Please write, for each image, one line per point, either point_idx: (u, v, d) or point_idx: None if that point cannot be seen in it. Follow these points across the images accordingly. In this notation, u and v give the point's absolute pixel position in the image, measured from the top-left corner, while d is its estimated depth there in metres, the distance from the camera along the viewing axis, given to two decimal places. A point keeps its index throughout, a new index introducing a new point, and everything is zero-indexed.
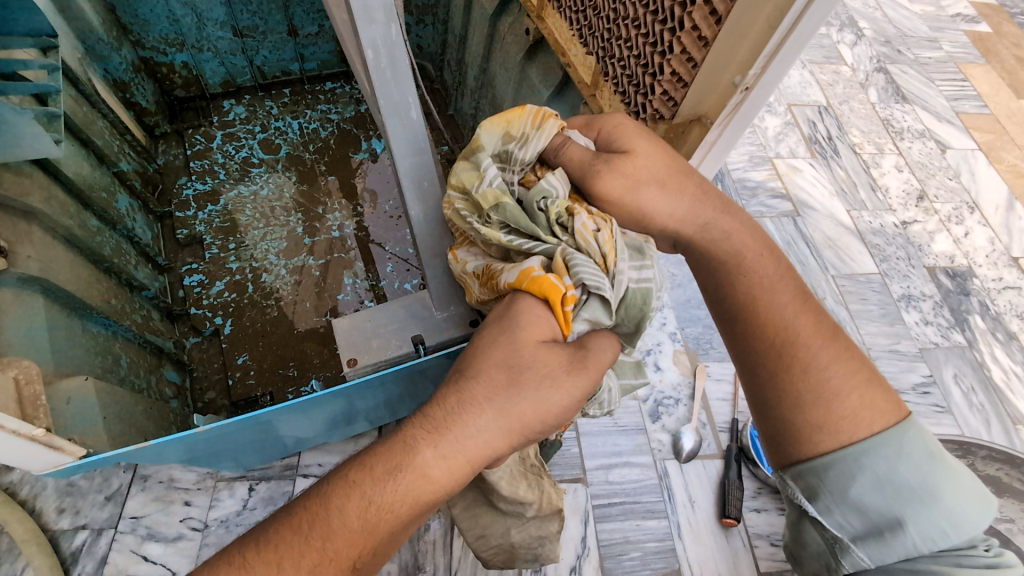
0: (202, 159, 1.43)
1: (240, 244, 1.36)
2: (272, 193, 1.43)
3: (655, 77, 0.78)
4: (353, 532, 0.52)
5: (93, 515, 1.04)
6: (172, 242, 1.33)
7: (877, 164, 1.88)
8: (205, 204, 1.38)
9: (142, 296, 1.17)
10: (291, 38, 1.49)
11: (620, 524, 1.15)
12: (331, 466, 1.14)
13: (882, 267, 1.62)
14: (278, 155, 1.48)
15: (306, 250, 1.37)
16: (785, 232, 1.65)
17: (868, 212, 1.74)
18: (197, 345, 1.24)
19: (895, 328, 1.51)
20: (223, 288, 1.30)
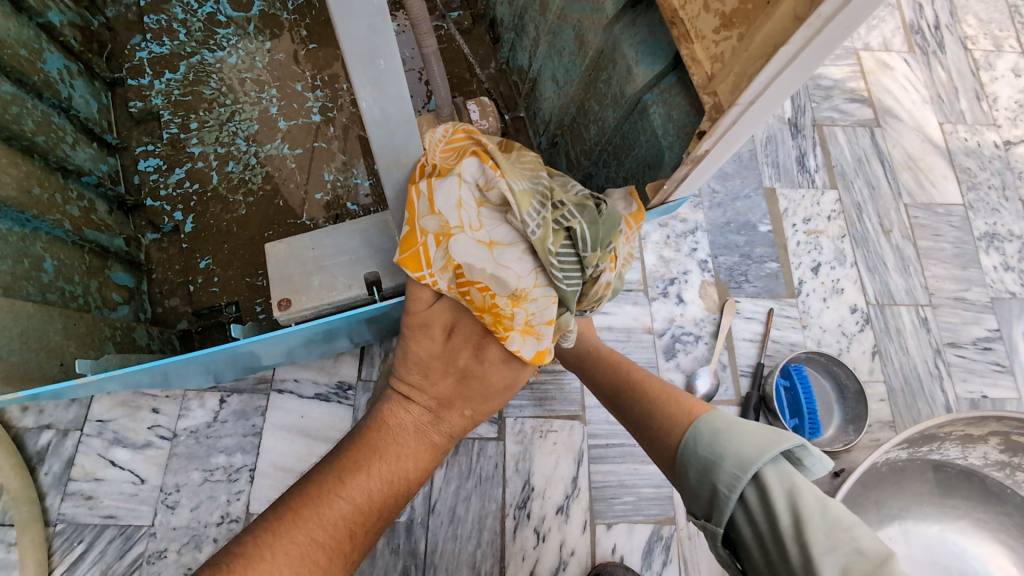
0: (159, 13, 1.19)
1: (202, 124, 1.16)
2: (242, 62, 1.19)
3: None
4: (363, 517, 0.70)
5: (57, 415, 0.98)
6: (126, 116, 1.15)
7: (990, 64, 1.51)
8: (160, 71, 1.17)
9: (83, 182, 1.02)
10: None
11: (615, 466, 1.06)
12: (308, 383, 1.05)
13: (967, 197, 1.36)
14: (250, 12, 1.21)
15: (280, 136, 1.17)
16: (857, 146, 1.37)
17: (965, 127, 1.43)
18: (155, 243, 1.11)
19: (968, 272, 1.29)
20: (183, 177, 1.13)
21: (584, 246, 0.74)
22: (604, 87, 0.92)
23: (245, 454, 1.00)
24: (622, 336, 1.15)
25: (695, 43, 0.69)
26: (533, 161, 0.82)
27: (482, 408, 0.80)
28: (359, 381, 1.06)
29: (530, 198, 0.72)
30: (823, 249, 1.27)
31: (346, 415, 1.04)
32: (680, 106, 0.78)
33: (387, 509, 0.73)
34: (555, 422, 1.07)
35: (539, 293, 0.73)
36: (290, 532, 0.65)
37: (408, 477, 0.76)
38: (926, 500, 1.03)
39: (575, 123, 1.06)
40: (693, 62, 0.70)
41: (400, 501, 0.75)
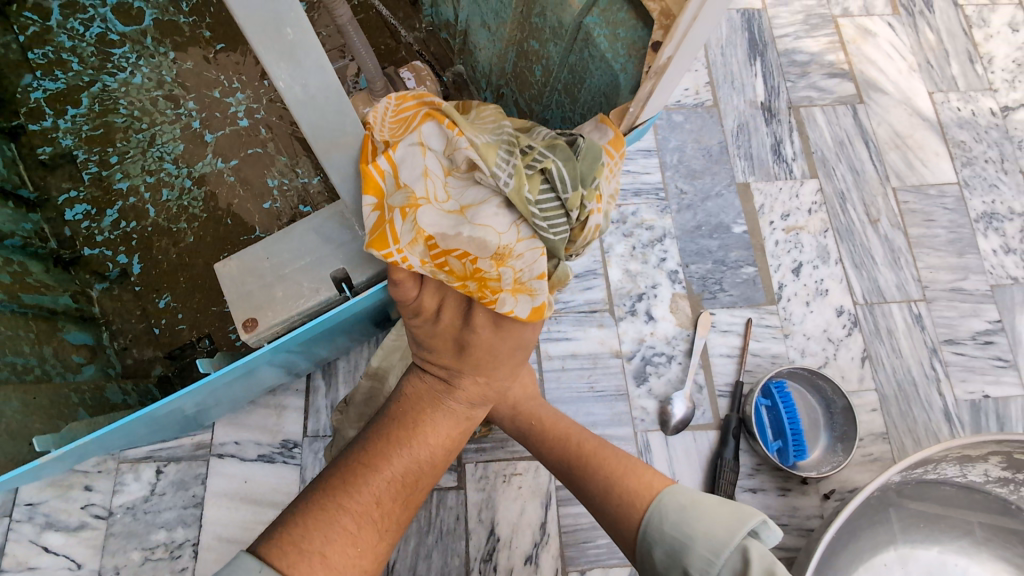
0: (44, 46, 1.06)
1: (125, 157, 1.06)
2: (148, 79, 1.08)
3: None
4: (392, 489, 0.68)
5: None
6: (36, 163, 1.03)
7: (983, 20, 1.37)
8: (63, 109, 1.06)
9: (7, 246, 0.92)
10: None
11: (586, 507, 0.99)
12: (251, 444, 0.98)
13: (962, 175, 1.24)
14: (143, 25, 1.08)
15: (210, 148, 1.07)
16: (838, 128, 1.25)
17: (958, 94, 1.30)
18: (107, 293, 1.03)
19: (965, 259, 1.18)
20: (118, 216, 1.04)
21: (559, 187, 0.62)
22: (539, 22, 0.77)
23: (187, 527, 0.93)
24: (587, 363, 1.07)
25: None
26: (494, 112, 0.70)
27: (496, 374, 0.73)
28: (305, 438, 0.99)
29: (489, 146, 0.63)
30: (804, 247, 1.16)
31: (294, 475, 0.97)
32: (628, 22, 0.64)
33: (417, 478, 0.70)
34: (519, 464, 1.00)
35: (525, 247, 0.63)
36: (326, 513, 0.64)
37: (430, 447, 0.72)
38: (922, 522, 0.95)
39: (518, 70, 0.88)
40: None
41: (433, 470, 0.72)
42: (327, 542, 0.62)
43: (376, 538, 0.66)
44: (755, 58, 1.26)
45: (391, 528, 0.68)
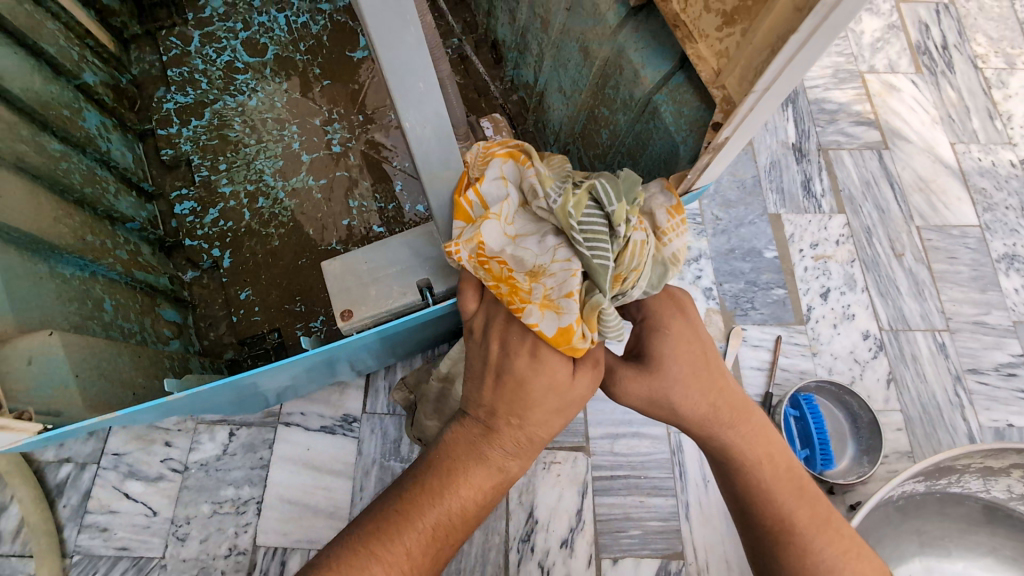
0: (181, 66, 1.22)
1: (231, 167, 1.17)
2: (262, 104, 1.21)
3: None
4: (421, 542, 0.60)
5: (77, 449, 1.03)
6: (157, 163, 1.17)
7: (1002, 82, 1.48)
8: (186, 120, 1.19)
9: (128, 229, 1.01)
10: None
11: (620, 498, 1.05)
12: (315, 416, 1.07)
13: (983, 218, 1.32)
14: (265, 58, 1.24)
15: (305, 168, 1.18)
16: (865, 170, 1.35)
17: (979, 146, 1.40)
18: (196, 280, 1.11)
19: (987, 295, 1.25)
20: (219, 216, 1.14)
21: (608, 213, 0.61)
22: (612, 93, 0.85)
23: (253, 486, 1.02)
24: None
25: (698, 41, 0.64)
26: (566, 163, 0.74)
27: (536, 418, 0.63)
28: (364, 415, 1.08)
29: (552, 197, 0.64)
30: (832, 274, 1.25)
31: (352, 447, 1.05)
32: (691, 103, 0.71)
33: (447, 531, 0.62)
34: (558, 453, 1.07)
35: (559, 267, 0.61)
36: (355, 565, 0.57)
37: (462, 497, 0.62)
38: (947, 536, 0.99)
39: (586, 130, 0.99)
40: (699, 59, 0.64)
41: (466, 526, 0.63)
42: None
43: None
44: (788, 103, 1.39)
45: None
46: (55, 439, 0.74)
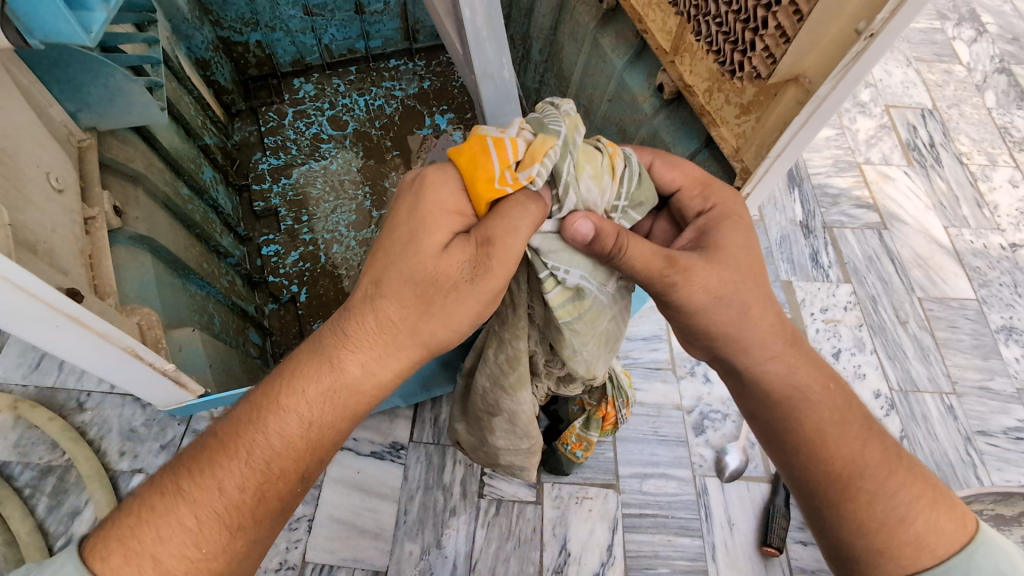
0: (275, 135, 1.45)
1: (311, 218, 1.36)
2: (341, 167, 1.43)
3: (755, 32, 0.63)
4: (280, 447, 0.55)
5: (150, 460, 1.12)
6: (250, 213, 1.36)
7: (986, 177, 1.67)
8: (277, 178, 1.40)
9: (227, 263, 1.18)
10: (357, 16, 1.48)
11: (649, 536, 1.10)
12: (365, 441, 1.16)
13: (980, 293, 1.45)
14: (346, 131, 1.48)
15: (374, 222, 1.35)
16: (867, 246, 1.50)
17: (970, 230, 1.55)
18: (275, 312, 1.27)
19: (989, 362, 1.34)
20: (298, 258, 1.31)
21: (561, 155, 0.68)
22: None
23: (305, 504, 1.09)
24: (652, 411, 1.23)
25: (720, 126, 0.76)
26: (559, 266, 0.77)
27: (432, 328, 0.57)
28: (411, 443, 1.16)
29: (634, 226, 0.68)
30: (842, 337, 1.36)
31: (398, 472, 1.13)
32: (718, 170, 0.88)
33: (311, 430, 0.56)
34: (590, 489, 1.13)
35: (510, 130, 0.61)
36: (160, 507, 0.53)
37: (330, 395, 0.56)
38: None
39: None
40: (721, 139, 0.77)
41: (301, 453, 0.56)
42: (160, 542, 0.52)
43: (225, 537, 0.54)
44: (794, 187, 1.57)
45: (277, 486, 0.56)
46: (208, 403, 0.83)
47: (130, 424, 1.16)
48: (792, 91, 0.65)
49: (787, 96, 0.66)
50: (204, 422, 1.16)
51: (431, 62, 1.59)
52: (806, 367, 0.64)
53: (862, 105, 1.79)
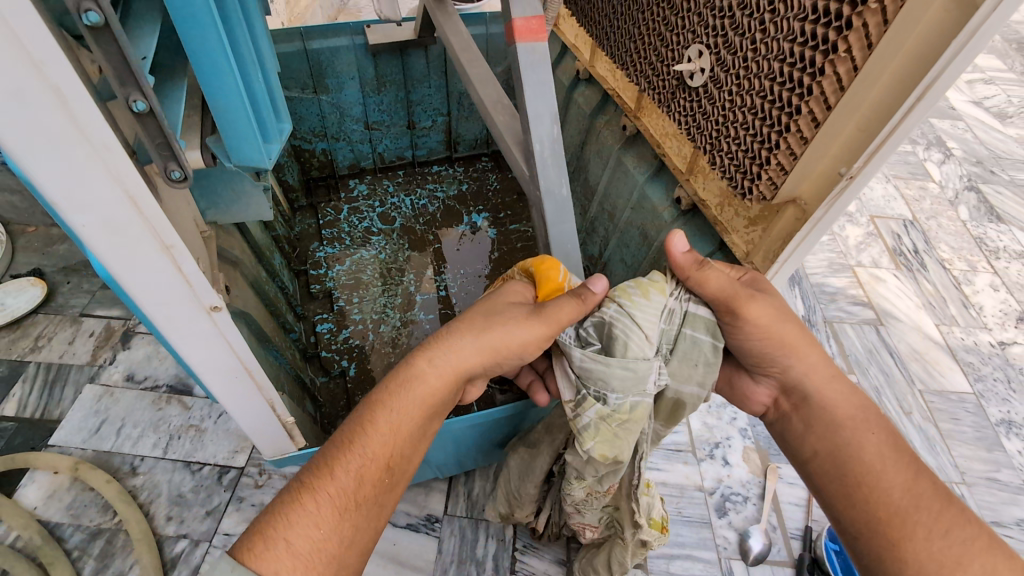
0: (332, 228, 1.64)
1: (362, 300, 1.49)
2: (389, 256, 1.60)
3: (760, 166, 0.76)
4: (385, 435, 0.64)
5: (195, 526, 1.17)
6: (306, 294, 1.49)
7: (969, 280, 1.83)
8: (333, 264, 1.56)
9: (290, 338, 1.29)
10: (409, 129, 1.73)
11: None
12: (402, 513, 1.21)
13: (976, 387, 1.55)
14: (393, 225, 1.67)
15: (417, 305, 1.50)
16: (867, 340, 1.63)
17: (960, 328, 1.69)
18: (326, 384, 1.34)
19: (994, 454, 1.41)
20: (350, 335, 1.43)
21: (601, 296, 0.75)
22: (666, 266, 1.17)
23: None
24: (676, 491, 1.29)
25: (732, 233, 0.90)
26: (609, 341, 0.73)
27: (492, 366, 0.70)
28: (445, 516, 1.21)
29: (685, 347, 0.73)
30: None
31: (432, 546, 1.17)
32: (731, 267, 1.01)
33: (413, 416, 0.66)
34: None
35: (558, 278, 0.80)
36: (291, 497, 0.60)
37: (424, 388, 0.67)
38: None
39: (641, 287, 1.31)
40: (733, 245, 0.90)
41: (398, 439, 0.65)
42: (290, 527, 0.58)
43: (337, 519, 0.60)
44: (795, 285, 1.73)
45: (380, 470, 0.63)
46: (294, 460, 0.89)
47: (179, 489, 1.22)
48: (791, 210, 0.77)
49: (787, 214, 0.78)
50: (249, 489, 1.22)
51: (469, 169, 1.83)
52: (843, 392, 0.76)
53: (849, 214, 2.00)
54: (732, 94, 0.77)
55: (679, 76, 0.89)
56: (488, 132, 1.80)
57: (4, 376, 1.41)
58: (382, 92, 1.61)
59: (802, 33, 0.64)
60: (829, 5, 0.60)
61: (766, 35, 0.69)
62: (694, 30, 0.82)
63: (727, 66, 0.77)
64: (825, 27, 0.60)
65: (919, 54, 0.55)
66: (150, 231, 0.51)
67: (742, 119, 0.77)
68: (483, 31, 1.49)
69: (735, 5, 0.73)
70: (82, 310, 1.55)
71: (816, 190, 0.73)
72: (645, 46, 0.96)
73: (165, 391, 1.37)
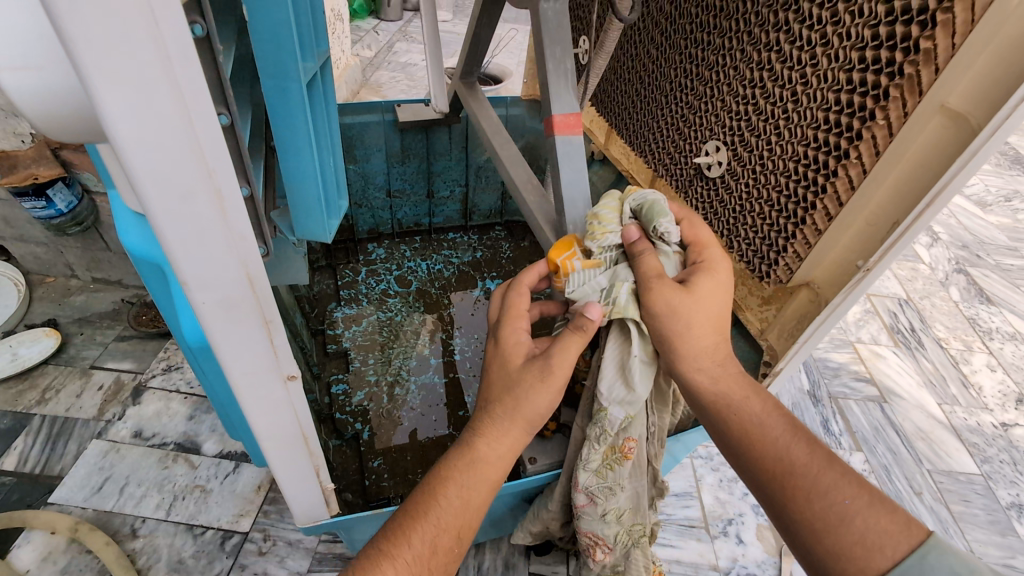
0: (350, 288, 1.68)
1: (377, 362, 1.50)
2: (404, 318, 1.63)
3: (778, 253, 0.82)
4: (454, 512, 0.64)
5: None
6: (322, 354, 1.50)
7: (966, 360, 1.88)
8: (350, 325, 1.59)
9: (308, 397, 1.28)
10: (427, 199, 1.82)
11: None
12: None
13: (983, 468, 1.55)
14: (409, 288, 1.72)
15: (431, 369, 1.51)
16: (872, 417, 1.65)
17: (962, 407, 1.71)
18: (337, 446, 1.30)
19: (1008, 539, 1.40)
20: (364, 396, 1.42)
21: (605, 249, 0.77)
22: None
23: None
24: (690, 570, 1.26)
25: (747, 311, 0.94)
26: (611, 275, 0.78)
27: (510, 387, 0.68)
28: None
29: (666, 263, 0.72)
30: None
31: None
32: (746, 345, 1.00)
33: (474, 497, 0.65)
34: None
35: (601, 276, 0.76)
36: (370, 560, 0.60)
37: (481, 470, 0.66)
38: None
39: None
40: (747, 321, 0.94)
41: (461, 515, 0.64)
42: None
43: None
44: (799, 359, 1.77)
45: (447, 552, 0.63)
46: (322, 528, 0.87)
47: (179, 554, 1.18)
48: (804, 293, 0.82)
49: (801, 296, 0.82)
50: (252, 556, 1.18)
51: (483, 236, 1.90)
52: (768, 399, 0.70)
53: None
54: (751, 188, 0.85)
55: (698, 167, 0.98)
56: (502, 203, 1.89)
57: (8, 428, 1.39)
58: (405, 163, 1.70)
59: (816, 139, 0.72)
60: (840, 118, 0.68)
61: (781, 138, 0.78)
62: (712, 129, 0.92)
63: (744, 161, 0.86)
64: (837, 136, 0.69)
65: (921, 163, 0.62)
66: (260, 314, 0.51)
67: (761, 209, 0.84)
68: (503, 113, 1.62)
69: (753, 112, 0.82)
70: (93, 362, 1.55)
71: (831, 277, 0.77)
72: (665, 139, 1.05)
73: (173, 449, 1.35)
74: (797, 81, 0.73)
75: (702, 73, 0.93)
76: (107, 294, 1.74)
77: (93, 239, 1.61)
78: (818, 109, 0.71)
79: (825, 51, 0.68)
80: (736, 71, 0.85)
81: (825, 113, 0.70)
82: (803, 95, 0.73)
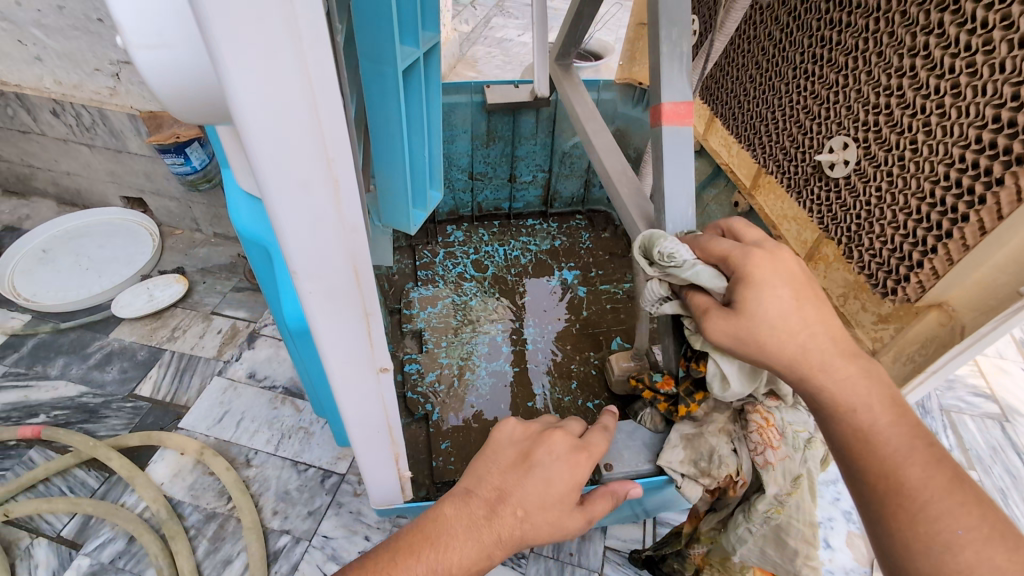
0: (428, 269, 1.62)
1: (450, 345, 1.44)
2: (479, 304, 1.54)
3: (910, 270, 0.75)
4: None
5: (298, 523, 1.25)
6: (398, 333, 1.46)
7: None
8: (424, 306, 1.53)
9: None
10: (509, 183, 1.71)
11: None
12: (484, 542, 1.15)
13: None
14: (486, 273, 1.62)
15: (504, 357, 1.43)
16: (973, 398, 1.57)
17: None
18: (407, 425, 1.29)
19: None
20: (435, 378, 1.37)
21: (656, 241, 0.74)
22: None
23: None
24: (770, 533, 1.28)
25: (857, 326, 0.87)
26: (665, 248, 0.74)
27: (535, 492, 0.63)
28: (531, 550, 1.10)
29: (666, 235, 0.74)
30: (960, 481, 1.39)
31: None
32: None
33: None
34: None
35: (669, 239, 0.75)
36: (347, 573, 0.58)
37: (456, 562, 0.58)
38: None
39: None
40: (858, 339, 0.87)
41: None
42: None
43: None
44: None
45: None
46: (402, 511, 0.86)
47: (286, 485, 1.31)
48: (933, 314, 0.75)
49: (930, 318, 0.76)
50: (349, 496, 1.29)
51: (563, 225, 1.76)
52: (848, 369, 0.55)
53: None
54: (882, 193, 0.77)
55: (817, 166, 0.89)
56: (587, 189, 1.74)
57: (145, 359, 1.55)
58: (490, 146, 1.61)
59: (977, 141, 0.63)
60: (1013, 118, 0.59)
61: (930, 138, 0.69)
62: (839, 123, 0.83)
63: (876, 163, 0.77)
64: (1007, 138, 0.59)
65: None
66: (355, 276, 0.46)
67: (892, 217, 0.76)
68: (595, 97, 1.51)
69: (896, 106, 0.73)
70: (213, 308, 1.69)
71: (973, 300, 0.70)
72: (779, 131, 0.97)
73: (282, 392, 1.49)
74: (961, 71, 0.64)
75: (835, 59, 0.82)
76: (226, 248, 1.87)
77: (218, 196, 1.72)
78: (987, 105, 0.61)
79: (1005, 36, 0.59)
80: (881, 55, 0.75)
81: (994, 111, 0.60)
82: (967, 88, 0.63)
